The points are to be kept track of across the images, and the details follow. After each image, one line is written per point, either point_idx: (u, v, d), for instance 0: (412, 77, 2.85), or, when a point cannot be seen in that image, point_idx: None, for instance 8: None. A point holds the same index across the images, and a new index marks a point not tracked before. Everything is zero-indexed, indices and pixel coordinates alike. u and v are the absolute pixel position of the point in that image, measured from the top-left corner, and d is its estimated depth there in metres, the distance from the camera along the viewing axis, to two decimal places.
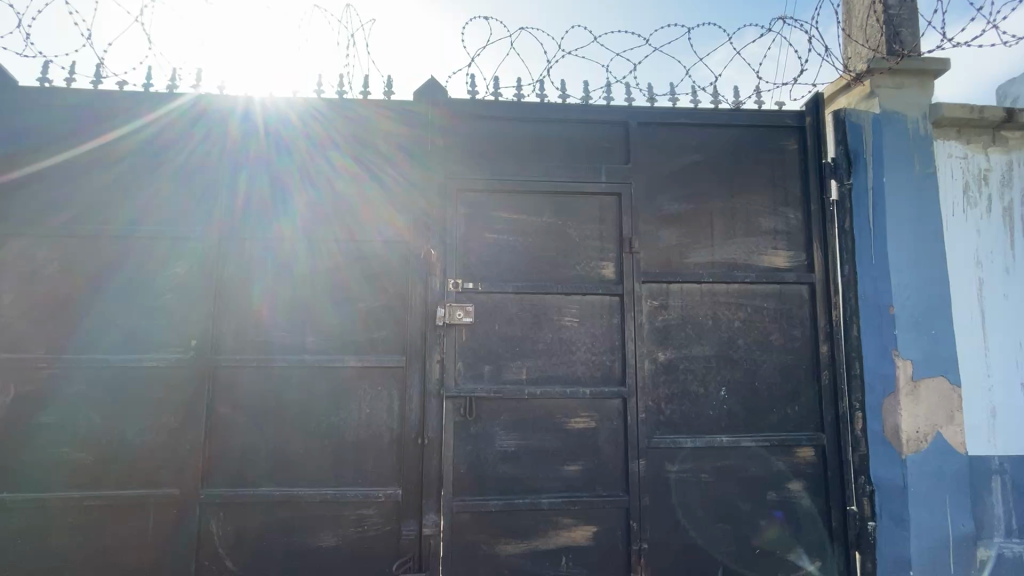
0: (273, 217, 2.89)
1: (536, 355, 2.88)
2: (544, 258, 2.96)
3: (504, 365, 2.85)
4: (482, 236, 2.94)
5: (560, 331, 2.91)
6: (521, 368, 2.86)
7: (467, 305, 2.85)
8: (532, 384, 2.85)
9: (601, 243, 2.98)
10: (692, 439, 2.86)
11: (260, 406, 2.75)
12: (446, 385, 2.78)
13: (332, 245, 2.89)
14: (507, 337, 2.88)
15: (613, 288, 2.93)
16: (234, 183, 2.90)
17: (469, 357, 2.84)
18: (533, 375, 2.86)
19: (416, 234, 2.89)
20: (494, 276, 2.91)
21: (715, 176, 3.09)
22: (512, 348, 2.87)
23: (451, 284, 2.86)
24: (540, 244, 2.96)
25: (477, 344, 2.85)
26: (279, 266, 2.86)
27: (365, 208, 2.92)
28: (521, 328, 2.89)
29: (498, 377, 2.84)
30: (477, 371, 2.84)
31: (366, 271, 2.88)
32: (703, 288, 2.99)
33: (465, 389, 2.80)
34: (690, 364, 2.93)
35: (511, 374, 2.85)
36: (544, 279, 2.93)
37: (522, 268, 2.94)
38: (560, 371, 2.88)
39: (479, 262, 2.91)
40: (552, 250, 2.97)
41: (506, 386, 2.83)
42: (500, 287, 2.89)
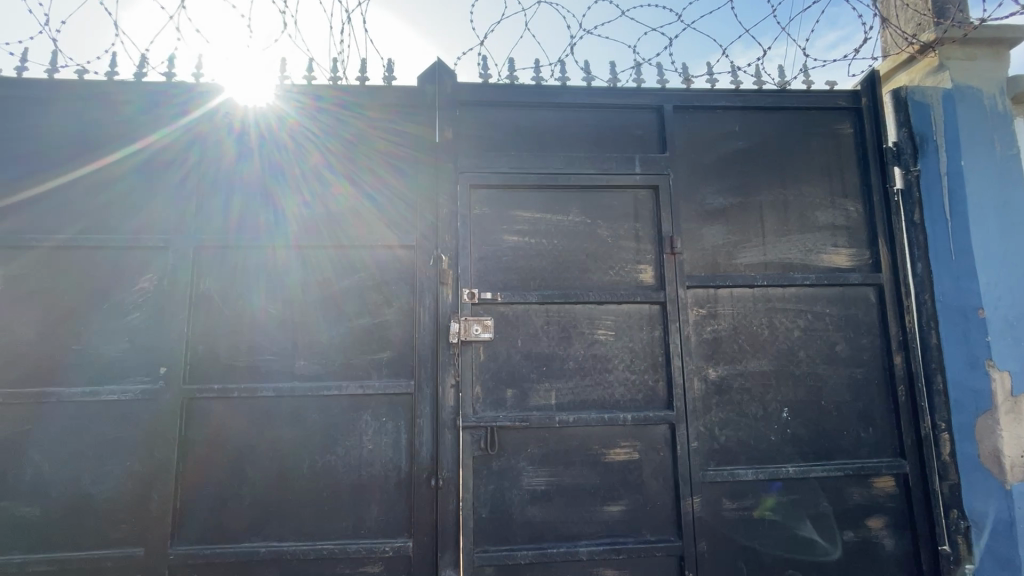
0: (259, 224, 2.50)
1: (567, 375, 2.46)
2: (573, 262, 2.55)
3: (529, 389, 2.44)
4: (500, 238, 2.54)
5: (595, 346, 2.49)
6: (551, 392, 2.44)
7: (484, 320, 2.44)
8: (564, 410, 2.43)
9: (637, 244, 2.59)
10: (753, 471, 2.43)
11: (242, 444, 2.31)
12: (463, 414, 2.36)
13: (326, 254, 2.49)
14: (533, 354, 2.46)
15: (653, 295, 2.52)
16: (213, 184, 2.51)
17: (490, 380, 2.42)
18: (564, 399, 2.44)
19: (424, 238, 2.49)
20: (516, 284, 2.51)
21: (763, 166, 2.72)
22: (540, 368, 2.46)
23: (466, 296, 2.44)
24: (568, 246, 2.57)
25: (499, 364, 2.44)
26: (265, 279, 2.45)
27: (364, 212, 2.53)
28: (549, 344, 2.48)
29: (523, 403, 2.42)
30: (500, 397, 2.42)
31: (367, 281, 2.47)
32: (756, 293, 2.60)
33: (486, 419, 2.37)
34: (746, 382, 2.52)
35: (539, 399, 2.43)
36: (573, 286, 2.53)
37: (548, 274, 2.53)
38: (596, 394, 2.46)
39: (498, 268, 2.51)
40: (582, 252, 2.57)
41: (533, 413, 2.40)
42: (523, 297, 2.48)
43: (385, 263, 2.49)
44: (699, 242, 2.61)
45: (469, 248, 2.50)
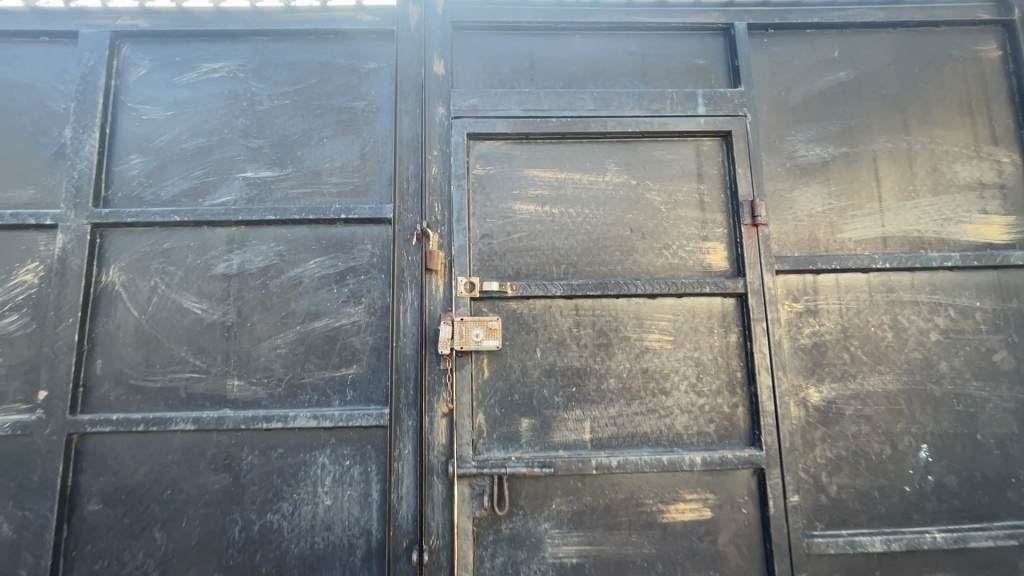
0: (183, 192, 1.83)
1: (607, 399, 1.74)
2: (613, 239, 1.83)
3: (553, 419, 1.72)
4: (510, 208, 1.83)
5: (646, 357, 1.76)
6: (584, 424, 1.72)
7: (489, 322, 1.72)
8: (602, 450, 1.70)
9: (702, 214, 1.86)
10: (882, 539, 1.66)
11: (151, 499, 1.65)
12: (460, 456, 1.66)
13: (272, 232, 1.81)
14: (558, 370, 1.75)
15: (727, 284, 1.78)
16: (122, 141, 1.86)
17: (497, 407, 1.71)
18: (603, 433, 1.71)
19: (405, 209, 1.81)
20: (533, 271, 1.79)
21: (876, 105, 1.95)
22: (568, 389, 1.74)
23: (461, 289, 1.74)
24: (606, 217, 1.84)
25: (510, 384, 1.73)
26: (188, 267, 1.78)
27: (324, 174, 1.84)
28: (581, 354, 1.76)
29: (545, 439, 1.70)
30: (512, 431, 1.70)
31: (326, 269, 1.79)
32: (874, 281, 1.84)
33: (492, 464, 1.66)
34: (866, 407, 1.76)
35: (567, 434, 1.71)
36: (613, 273, 1.81)
37: (578, 256, 1.81)
38: (648, 425, 1.73)
39: (508, 249, 1.80)
40: (625, 225, 1.84)
41: (560, 455, 1.68)
42: (544, 288, 1.77)
43: (351, 243, 1.81)
44: (790, 210, 1.86)
45: (467, 221, 1.80)
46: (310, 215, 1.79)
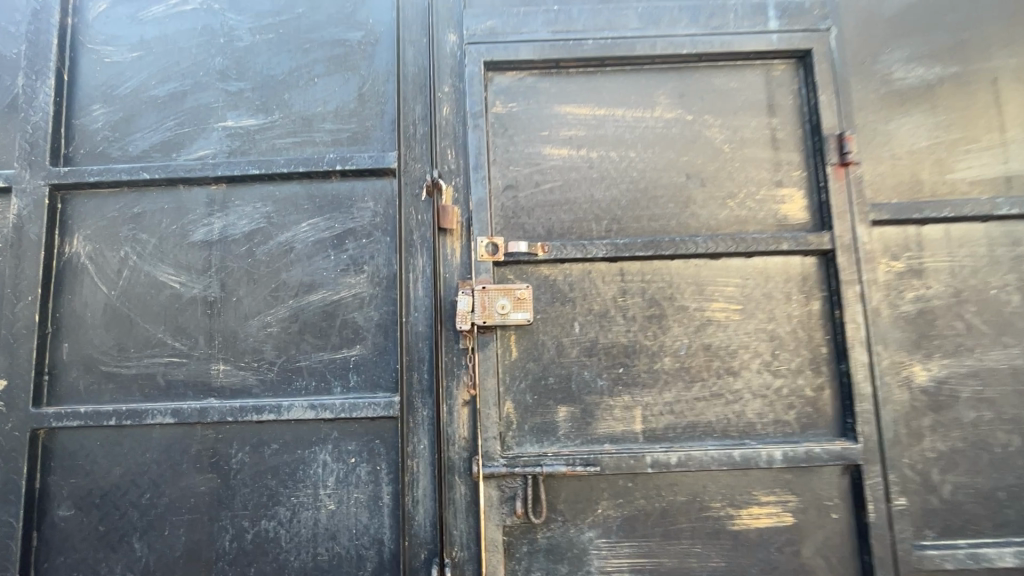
0: (154, 146, 1.56)
1: (662, 381, 1.43)
2: (666, 188, 1.50)
3: (597, 406, 1.42)
4: (538, 154, 1.51)
5: (709, 331, 1.44)
6: (634, 413, 1.42)
7: (517, 292, 1.42)
8: (657, 444, 1.41)
9: (775, 154, 1.51)
10: (1010, 550, 1.34)
11: (129, 503, 1.42)
12: (485, 453, 1.38)
13: (257, 190, 1.53)
14: (602, 348, 1.44)
15: (810, 239, 1.44)
16: (83, 90, 1.59)
17: (528, 393, 1.42)
18: (658, 424, 1.41)
19: (413, 159, 1.51)
20: (567, 229, 1.48)
21: (994, 11, 1.56)
22: (614, 371, 1.44)
23: (482, 252, 1.44)
24: (656, 162, 1.51)
25: (543, 366, 1.43)
26: (161, 233, 1.51)
27: (316, 120, 1.55)
28: (629, 328, 1.45)
29: (587, 430, 1.41)
30: (547, 422, 1.42)
31: (321, 233, 1.50)
32: (995, 232, 1.47)
33: (525, 462, 1.38)
34: (987, 388, 1.41)
35: (614, 425, 1.41)
36: (666, 229, 1.48)
37: (623, 210, 1.49)
38: (713, 413, 1.42)
39: (537, 204, 1.49)
40: (679, 170, 1.50)
41: (606, 451, 1.39)
42: (582, 249, 1.45)
43: (350, 201, 1.52)
44: (886, 146, 1.50)
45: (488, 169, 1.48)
46: (300, 168, 1.50)
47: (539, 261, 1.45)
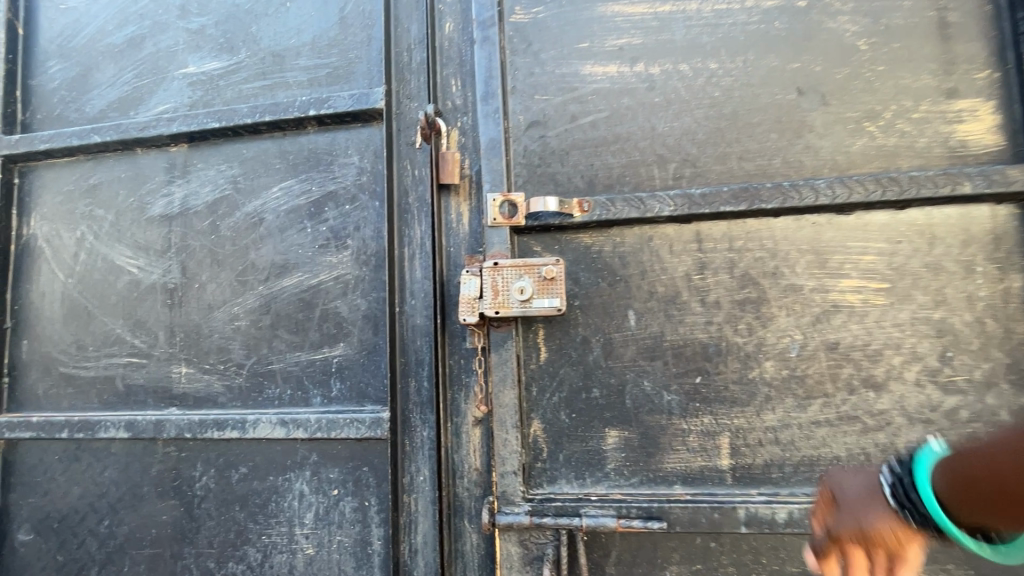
0: (110, 104, 1.30)
1: (760, 396, 0.98)
2: (765, 112, 1.02)
3: (662, 430, 1.00)
4: (574, 75, 1.08)
5: (835, 322, 0.96)
6: (719, 443, 0.98)
7: (541, 271, 0.99)
8: (754, 490, 0.96)
9: (946, 46, 0.97)
10: None
11: (87, 530, 1.19)
12: (503, 494, 0.99)
13: (222, 150, 1.23)
14: (668, 347, 1.01)
15: (1011, 173, 0.91)
16: (39, 44, 1.36)
17: (562, 410, 1.03)
18: (754, 459, 0.97)
19: (407, 96, 1.14)
20: (617, 179, 1.05)
21: None
22: (687, 380, 1.00)
23: (496, 215, 1.04)
24: (748, 74, 1.03)
25: (584, 373, 1.02)
26: (119, 209, 1.26)
27: (289, 56, 1.22)
28: (710, 319, 1.00)
29: (648, 465, 1.00)
30: (590, 451, 1.01)
31: (296, 199, 1.17)
32: None
33: (557, 508, 0.98)
34: None
35: (688, 460, 0.99)
36: (766, 172, 1.00)
37: (699, 147, 1.03)
38: (842, 445, 0.95)
39: (574, 146, 1.07)
40: (786, 84, 1.01)
41: (677, 497, 0.97)
42: (638, 205, 1.01)
43: (331, 157, 1.18)
44: None
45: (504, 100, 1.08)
46: (267, 117, 1.18)
47: (575, 225, 1.03)
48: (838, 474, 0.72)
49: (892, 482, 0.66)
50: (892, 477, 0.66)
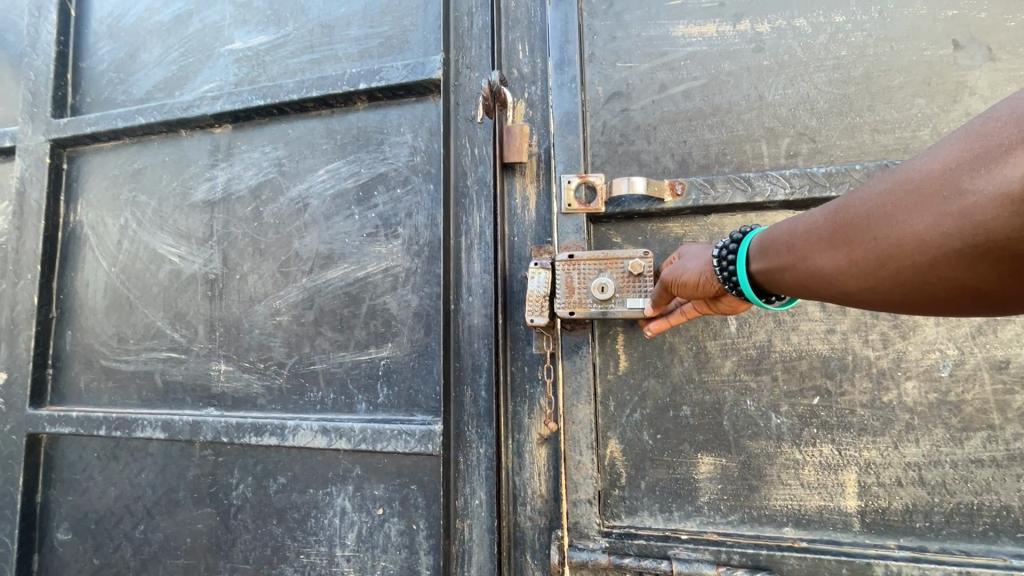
0: (156, 84, 1.23)
1: (901, 421, 0.81)
2: (908, 72, 0.85)
3: (769, 460, 0.83)
4: (664, 38, 0.93)
5: (1003, 335, 0.79)
6: (843, 479, 0.81)
7: (627, 265, 0.83)
8: (892, 540, 0.79)
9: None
10: None
11: (123, 534, 1.12)
12: (575, 526, 0.86)
13: (266, 131, 1.13)
14: (778, 360, 0.84)
15: None
16: (90, 25, 1.32)
17: (646, 431, 0.87)
18: (892, 503, 0.79)
19: (466, 65, 1.01)
20: (716, 157, 0.88)
21: None
22: (801, 401, 0.83)
23: (572, 202, 0.90)
24: (887, 28, 0.86)
25: (672, 388, 0.86)
26: (163, 194, 1.19)
27: (338, 26, 1.11)
28: (832, 327, 0.83)
29: (750, 501, 0.83)
30: (678, 479, 0.85)
31: (343, 183, 1.06)
32: None
33: (641, 547, 0.84)
34: None
35: (803, 497, 0.82)
36: (910, 147, 0.83)
37: (818, 119, 0.87)
38: (1014, 493, 0.77)
39: (662, 119, 0.91)
40: (939, 38, 0.84)
41: (791, 544, 0.80)
42: (744, 187, 0.85)
43: (382, 136, 1.06)
44: None
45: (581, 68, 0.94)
46: (314, 92, 1.07)
47: (668, 211, 0.87)
48: (682, 247, 0.81)
49: (720, 250, 0.68)
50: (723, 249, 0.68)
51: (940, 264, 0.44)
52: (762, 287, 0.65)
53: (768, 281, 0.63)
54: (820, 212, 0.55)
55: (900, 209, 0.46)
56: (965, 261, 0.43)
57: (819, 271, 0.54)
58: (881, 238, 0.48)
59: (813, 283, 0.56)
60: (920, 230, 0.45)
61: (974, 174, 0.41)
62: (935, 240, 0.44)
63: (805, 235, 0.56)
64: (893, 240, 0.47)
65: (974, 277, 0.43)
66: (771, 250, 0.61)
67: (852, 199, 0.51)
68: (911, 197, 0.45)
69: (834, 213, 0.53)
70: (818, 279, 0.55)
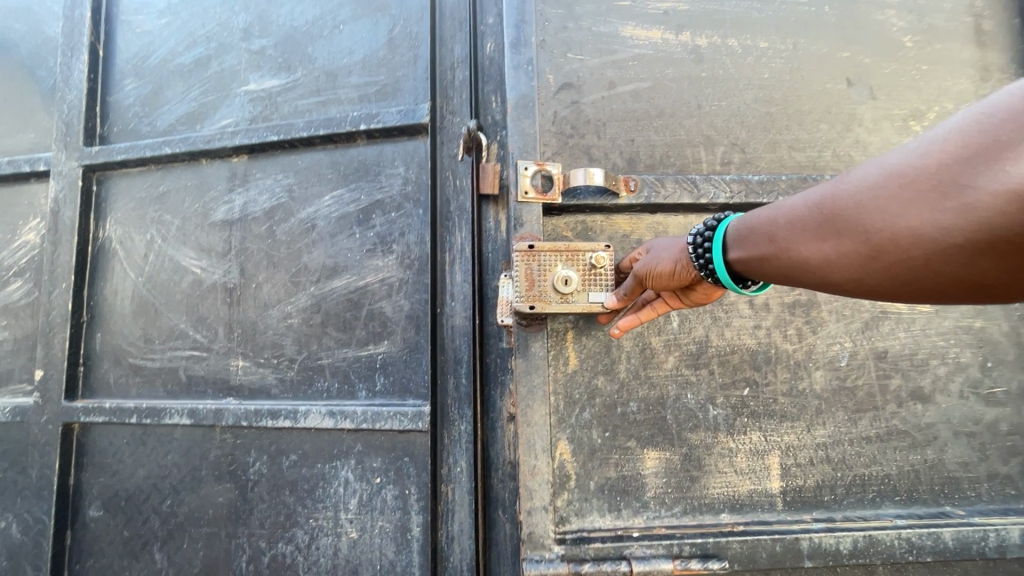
0: (179, 118, 1.42)
1: (810, 411, 1.08)
2: (815, 101, 1.18)
3: (700, 450, 1.07)
4: (613, 37, 1.16)
5: (883, 331, 1.11)
6: (768, 464, 1.07)
7: (589, 258, 1.01)
8: (807, 515, 1.06)
9: (954, 75, 1.21)
10: None
11: (151, 508, 1.30)
12: (531, 537, 1.00)
13: (279, 161, 1.33)
14: (714, 354, 1.09)
15: None
16: (117, 63, 1.50)
17: (595, 429, 1.06)
18: (805, 480, 1.07)
19: (450, 111, 1.22)
20: (661, 159, 1.14)
21: None
22: (734, 393, 1.08)
23: (531, 190, 1.06)
24: (798, 61, 1.18)
25: (619, 385, 1.08)
26: (186, 214, 1.38)
27: (341, 74, 1.32)
28: (758, 322, 1.10)
29: (692, 492, 1.06)
30: (625, 478, 1.05)
31: (345, 207, 1.27)
32: None
33: (596, 551, 1.00)
34: None
35: (736, 484, 1.06)
36: (815, 164, 1.16)
37: (747, 132, 1.16)
38: (891, 463, 1.08)
39: (611, 116, 1.14)
40: (830, 79, 1.18)
41: (730, 529, 1.03)
42: (692, 188, 1.11)
43: (379, 168, 1.26)
44: None
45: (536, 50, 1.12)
46: (322, 130, 1.27)
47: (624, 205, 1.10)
48: (649, 242, 1.03)
49: (699, 238, 0.89)
50: (701, 237, 0.89)
51: (936, 254, 0.58)
52: (734, 270, 0.86)
53: (750, 265, 0.82)
54: (826, 208, 0.68)
55: (901, 207, 0.60)
56: (955, 253, 0.57)
57: (821, 257, 0.69)
58: (885, 232, 0.61)
59: (822, 270, 0.70)
60: (919, 226, 0.58)
61: (963, 179, 0.55)
62: (932, 235, 0.58)
63: (814, 228, 0.70)
64: (894, 235, 0.61)
65: (960, 266, 0.58)
66: (763, 239, 0.78)
67: (855, 195, 0.65)
68: (911, 196, 0.59)
69: (838, 209, 0.67)
70: (829, 268, 0.69)
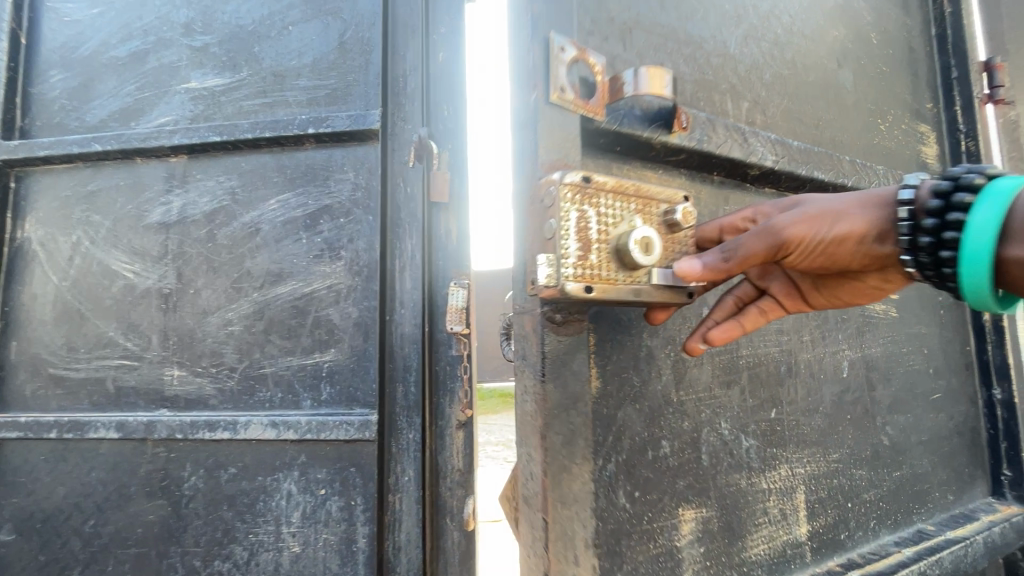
0: (111, 114, 1.34)
1: (822, 436, 1.10)
2: (814, 76, 1.18)
3: (732, 494, 0.97)
4: None
5: (866, 337, 1.21)
6: (795, 505, 1.04)
7: (667, 209, 0.77)
8: (833, 562, 1.07)
9: (892, 91, 1.35)
10: None
11: (72, 529, 1.21)
12: None
13: (221, 162, 1.28)
14: (745, 366, 1.02)
15: None
16: (42, 53, 1.40)
17: (622, 491, 0.83)
18: (823, 518, 1.07)
19: (401, 118, 1.22)
20: (693, 97, 0.98)
21: None
22: (763, 419, 1.03)
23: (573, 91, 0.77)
24: (803, 28, 1.18)
25: (651, 421, 0.88)
26: (117, 215, 1.30)
27: (289, 76, 1.29)
28: (778, 325, 1.08)
29: (734, 557, 0.95)
30: (665, 556, 0.86)
31: (292, 212, 1.24)
32: None
33: None
34: None
35: (774, 536, 1.00)
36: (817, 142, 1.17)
37: (766, 91, 1.09)
38: (883, 478, 1.18)
39: (636, 22, 0.92)
40: (826, 60, 1.21)
41: None
42: (736, 142, 1.00)
43: (327, 173, 1.24)
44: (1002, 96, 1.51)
45: None
46: (269, 133, 1.24)
47: (675, 145, 0.91)
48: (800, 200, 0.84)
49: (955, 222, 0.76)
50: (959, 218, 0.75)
51: None
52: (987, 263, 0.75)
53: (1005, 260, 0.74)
54: None
55: None
56: None
57: None
58: None
59: None
60: None
61: None
62: None
63: None
64: None
65: None
66: None
67: None
68: None
69: None
70: None
